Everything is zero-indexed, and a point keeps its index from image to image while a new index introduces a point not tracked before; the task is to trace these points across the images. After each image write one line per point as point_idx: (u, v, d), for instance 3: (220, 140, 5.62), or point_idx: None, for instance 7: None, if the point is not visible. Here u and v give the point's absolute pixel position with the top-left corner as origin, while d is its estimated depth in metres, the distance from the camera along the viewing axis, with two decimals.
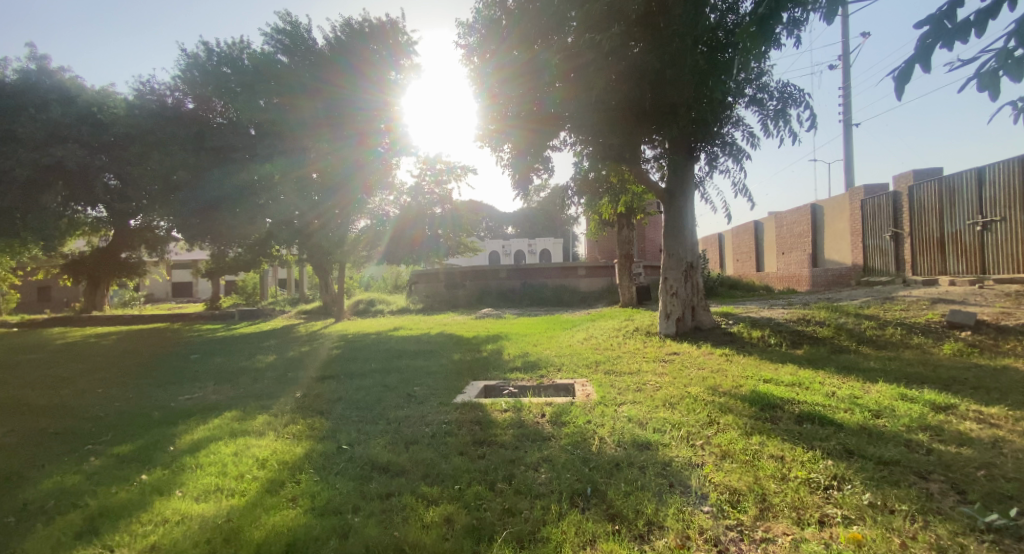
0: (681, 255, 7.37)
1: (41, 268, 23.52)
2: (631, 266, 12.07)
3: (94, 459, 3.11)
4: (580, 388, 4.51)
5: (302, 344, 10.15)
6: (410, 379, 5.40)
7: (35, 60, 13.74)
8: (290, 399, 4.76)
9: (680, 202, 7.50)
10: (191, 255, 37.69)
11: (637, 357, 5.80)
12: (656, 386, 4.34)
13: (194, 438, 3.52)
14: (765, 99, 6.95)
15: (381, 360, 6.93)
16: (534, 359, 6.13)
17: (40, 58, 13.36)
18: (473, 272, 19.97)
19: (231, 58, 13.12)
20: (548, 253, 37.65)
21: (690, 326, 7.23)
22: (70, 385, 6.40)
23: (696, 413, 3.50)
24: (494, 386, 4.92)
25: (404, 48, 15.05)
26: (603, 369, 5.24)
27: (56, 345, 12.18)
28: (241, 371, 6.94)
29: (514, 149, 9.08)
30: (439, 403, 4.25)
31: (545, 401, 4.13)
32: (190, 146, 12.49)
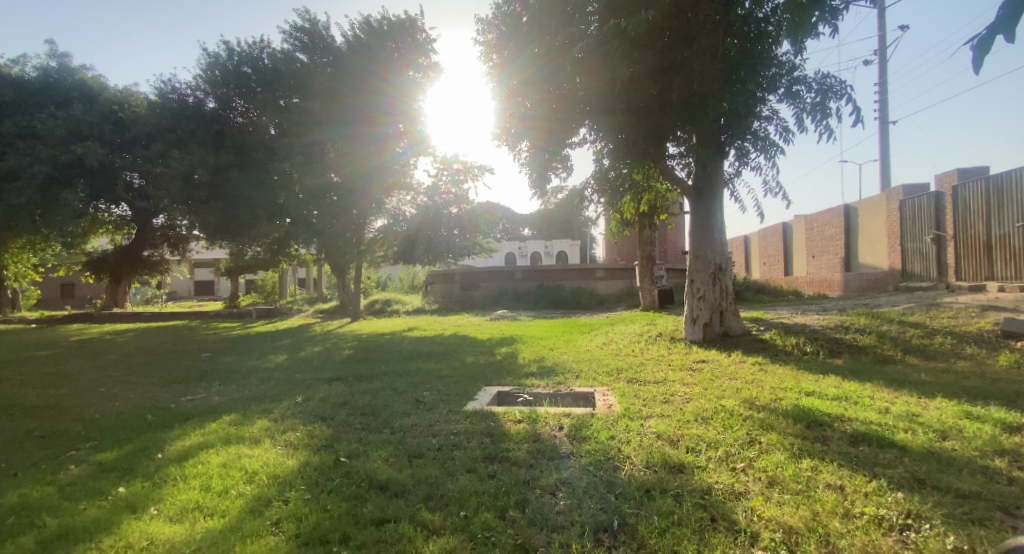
0: (709, 256, 6.94)
1: (68, 265, 24.12)
2: (652, 268, 11.63)
3: (72, 471, 2.92)
4: (600, 397, 4.16)
5: (314, 344, 9.99)
6: (420, 383, 5.12)
7: (61, 59, 13.96)
8: (294, 402, 4.53)
9: (708, 201, 7.10)
10: (213, 254, 38.36)
11: (661, 364, 5.44)
12: (686, 398, 3.97)
13: (183, 446, 3.32)
14: (801, 90, 6.48)
15: (391, 362, 6.68)
16: (549, 364, 5.80)
17: (65, 58, 13.57)
18: (489, 273, 19.69)
19: (252, 57, 13.36)
20: (565, 255, 37.18)
21: (717, 332, 6.81)
22: (79, 383, 6.35)
23: (733, 430, 3.12)
24: (507, 393, 4.60)
25: (422, 46, 14.71)
26: (625, 377, 4.88)
27: (74, 341, 12.30)
28: (249, 371, 6.78)
29: (532, 149, 8.76)
30: (448, 411, 3.95)
31: (563, 411, 3.79)
32: (209, 145, 12.53)
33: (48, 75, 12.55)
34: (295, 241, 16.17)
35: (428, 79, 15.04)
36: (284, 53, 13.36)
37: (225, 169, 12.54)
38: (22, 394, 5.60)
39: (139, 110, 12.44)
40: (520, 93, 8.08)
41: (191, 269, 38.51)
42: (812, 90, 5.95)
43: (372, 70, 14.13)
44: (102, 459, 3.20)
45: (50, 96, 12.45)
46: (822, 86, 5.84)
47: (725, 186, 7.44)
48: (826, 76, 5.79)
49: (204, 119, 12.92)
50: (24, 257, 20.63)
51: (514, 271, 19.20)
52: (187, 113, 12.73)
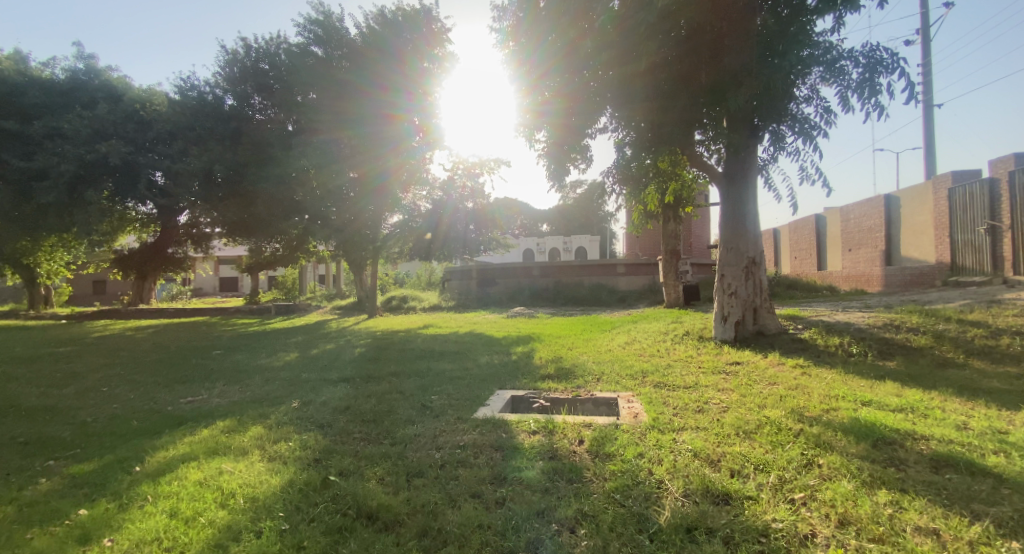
0: (742, 250, 6.41)
1: (96, 262, 24.63)
2: (677, 263, 11.07)
3: (43, 487, 2.72)
4: (625, 404, 3.74)
5: (327, 341, 9.75)
6: (430, 385, 4.76)
7: (87, 59, 14.12)
8: (296, 405, 4.24)
9: (739, 189, 6.57)
10: (237, 250, 38.98)
11: (690, 366, 4.96)
12: (725, 407, 3.51)
13: (165, 458, 3.07)
14: (845, 67, 5.85)
15: (401, 362, 6.35)
16: (568, 365, 5.39)
17: (91, 58, 13.68)
18: (506, 269, 19.31)
19: (269, 54, 13.20)
20: (584, 250, 36.67)
21: (750, 331, 6.30)
22: (87, 383, 6.19)
23: (785, 448, 2.66)
24: (522, 398, 4.21)
25: (438, 37, 14.39)
26: (650, 380, 4.45)
27: (94, 338, 12.36)
28: (258, 370, 6.55)
29: (551, 138, 8.31)
30: (456, 419, 3.57)
31: (583, 421, 3.39)
32: (227, 141, 12.48)
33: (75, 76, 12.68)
34: (311, 237, 16.02)
35: (444, 71, 14.75)
36: (299, 47, 13.13)
37: (243, 165, 12.46)
38: (26, 395, 5.44)
39: (160, 108, 12.44)
40: (539, 78, 7.69)
41: (216, 266, 39.17)
42: (859, 65, 5.33)
43: (389, 63, 13.79)
44: (76, 472, 3.00)
45: (75, 96, 12.49)
46: (870, 60, 5.21)
47: (759, 174, 6.87)
48: (875, 48, 5.16)
49: (223, 116, 12.75)
50: (56, 255, 21.12)
51: (532, 267, 18.79)
52: (206, 111, 12.53)
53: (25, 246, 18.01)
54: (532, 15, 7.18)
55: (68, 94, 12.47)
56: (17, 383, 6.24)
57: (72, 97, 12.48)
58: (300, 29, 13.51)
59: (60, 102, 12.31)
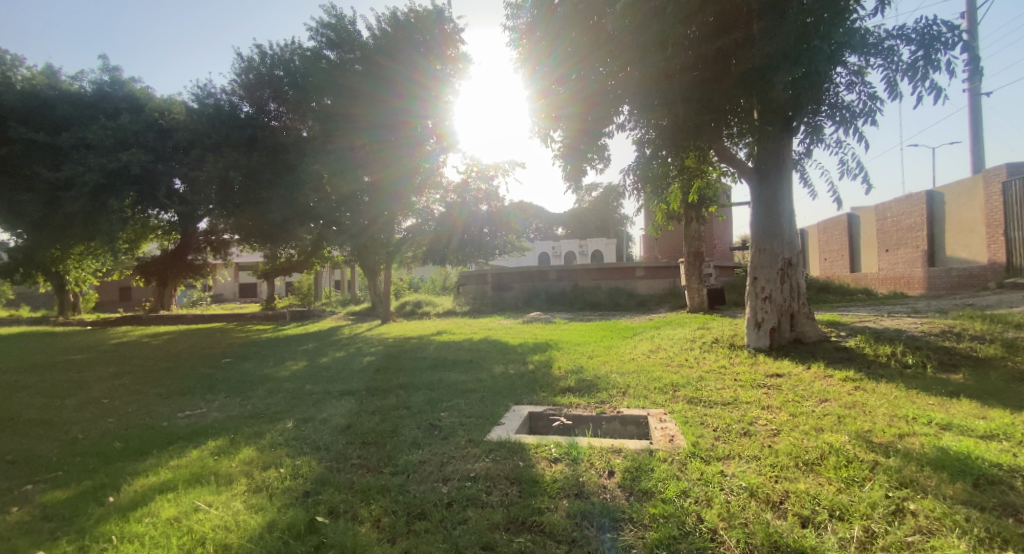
0: (777, 251, 5.89)
1: (121, 269, 25.02)
2: (701, 266, 10.51)
3: (10, 514, 2.41)
4: (657, 425, 3.30)
5: (337, 348, 9.46)
6: (439, 400, 4.38)
7: (110, 70, 14.36)
8: (297, 422, 3.91)
9: (772, 185, 6.08)
10: (255, 256, 39.51)
11: (725, 379, 4.47)
12: (775, 431, 3.05)
13: (143, 486, 2.70)
14: (892, 48, 5.36)
15: (412, 372, 5.99)
16: (589, 377, 4.93)
17: (114, 69, 13.86)
18: (522, 273, 18.91)
19: (284, 61, 13.22)
20: (601, 253, 36.11)
21: (787, 339, 5.77)
22: (92, 393, 5.98)
23: (862, 489, 2.22)
24: (540, 416, 3.80)
25: (451, 38, 13.86)
26: (682, 395, 3.99)
27: (109, 345, 12.30)
28: (264, 381, 6.26)
29: (566, 138, 8.05)
30: (466, 441, 3.18)
31: (610, 445, 2.96)
32: (242, 147, 12.45)
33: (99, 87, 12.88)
34: (326, 243, 15.88)
35: (458, 73, 14.40)
36: (312, 52, 13.03)
37: (258, 171, 12.43)
38: (28, 406, 5.23)
39: (179, 116, 12.51)
40: (550, 77, 7.42)
41: (236, 271, 39.65)
42: (911, 43, 4.84)
43: (404, 67, 13.51)
44: (49, 500, 2.53)
45: (100, 106, 12.62)
46: (925, 37, 4.73)
47: (793, 169, 6.36)
48: (930, 23, 4.68)
49: (239, 122, 12.76)
50: (83, 263, 21.49)
51: (547, 271, 18.34)
52: (222, 118, 12.53)
53: (52, 254, 18.29)
54: (543, 10, 6.86)
55: (91, 104, 12.62)
56: (22, 393, 6.05)
57: (95, 107, 12.60)
58: (313, 33, 13.38)
59: (83, 111, 12.43)
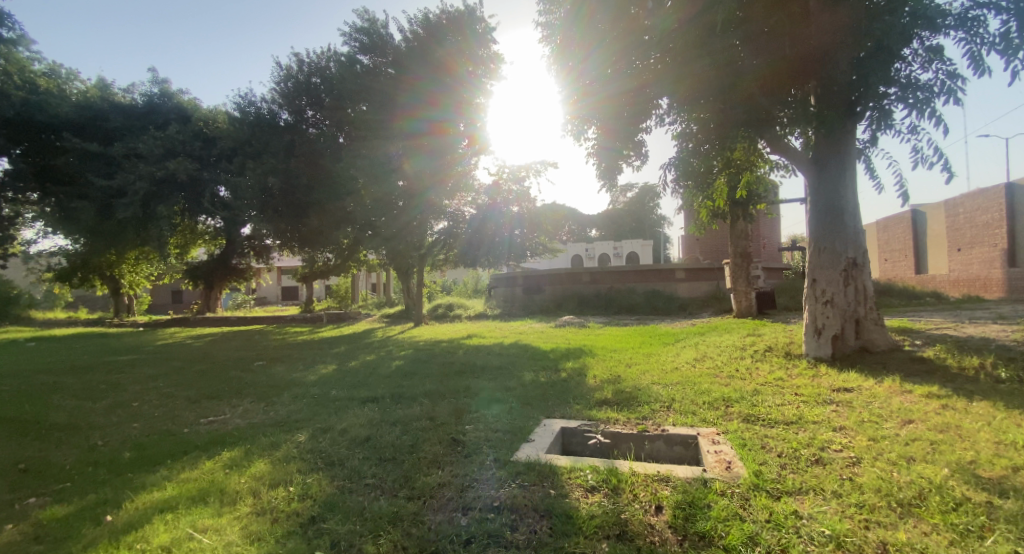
0: (839, 249, 5.28)
1: (171, 273, 26.21)
2: (749, 267, 9.84)
3: (4, 530, 2.35)
4: (709, 449, 2.88)
5: (367, 352, 9.35)
6: (465, 411, 4.08)
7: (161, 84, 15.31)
8: (316, 432, 3.70)
9: (833, 177, 5.45)
10: (295, 259, 40.78)
11: (784, 393, 3.96)
12: (856, 460, 2.57)
13: (142, 505, 2.55)
14: (977, 18, 4.69)
15: (440, 379, 5.73)
16: (629, 389, 4.51)
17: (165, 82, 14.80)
18: (556, 276, 18.49)
19: (320, 68, 13.52)
20: (637, 255, 35.32)
21: (852, 348, 5.16)
22: (123, 396, 6.01)
23: (986, 544, 1.76)
24: (573, 432, 3.44)
25: (482, 38, 13.65)
26: (737, 412, 3.53)
27: (152, 347, 12.71)
28: (291, 385, 6.14)
29: (600, 136, 7.79)
30: (492, 461, 2.86)
31: (656, 471, 2.57)
32: (280, 153, 12.70)
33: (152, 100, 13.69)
34: (360, 246, 16.00)
35: (488, 75, 14.15)
36: (346, 57, 13.13)
37: (295, 176, 12.74)
38: (62, 409, 5.29)
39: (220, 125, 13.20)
40: (583, 76, 7.14)
41: (278, 274, 41.10)
42: (1005, 10, 4.19)
43: (435, 71, 13.39)
44: (47, 516, 2.51)
45: (151, 117, 13.59)
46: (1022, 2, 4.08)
47: (857, 160, 5.73)
48: None
49: (278, 129, 13.17)
50: (137, 267, 22.62)
51: (581, 273, 17.85)
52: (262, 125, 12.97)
53: (107, 258, 19.27)
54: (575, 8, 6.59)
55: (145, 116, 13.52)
56: (58, 396, 6.14)
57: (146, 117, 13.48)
58: (347, 37, 13.48)
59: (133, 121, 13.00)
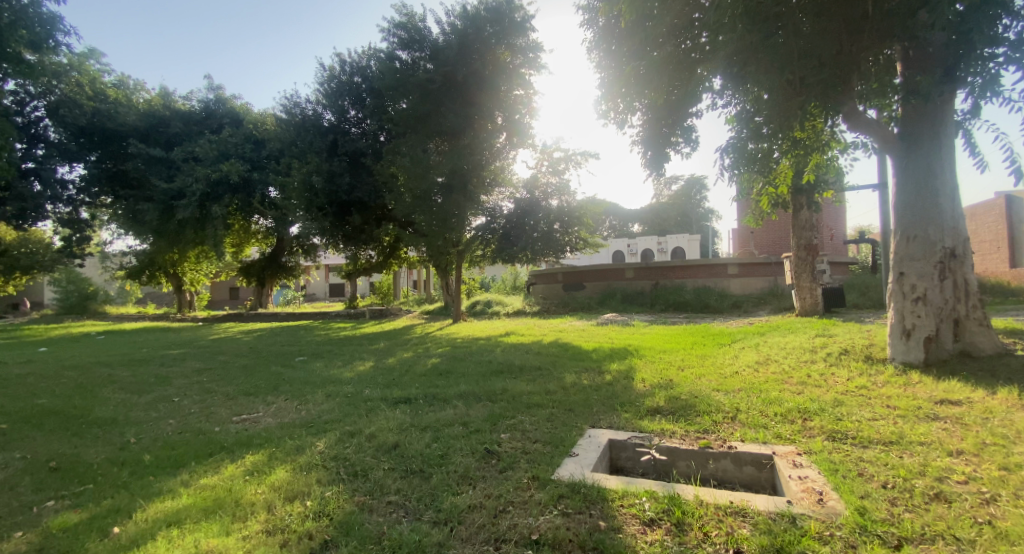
0: (933, 238, 4.55)
1: (226, 271, 27.56)
2: (816, 262, 8.95)
3: (12, 540, 2.26)
4: (791, 474, 2.41)
5: (404, 349, 9.23)
6: (501, 416, 3.75)
7: (215, 90, 16.39)
8: (341, 436, 3.47)
9: (927, 154, 4.69)
10: (342, 258, 42.12)
11: (873, 406, 3.37)
12: (991, 499, 2.02)
13: (151, 517, 2.38)
14: None
15: (476, 379, 5.44)
16: (684, 395, 4.03)
17: (219, 86, 16.44)
18: (597, 272, 17.88)
19: (361, 67, 14.26)
20: (682, 250, 34.07)
21: (950, 352, 4.45)
22: (167, 390, 6.12)
23: None
24: (622, 445, 3.03)
25: (522, 26, 12.59)
26: (818, 428, 3.02)
27: (204, 341, 13.18)
28: (326, 382, 6.05)
29: (645, 122, 7.37)
30: (530, 479, 2.50)
31: (727, 500, 2.13)
32: (324, 153, 13.78)
33: (208, 107, 16.10)
34: (400, 243, 15.97)
35: (525, 64, 13.06)
36: (386, 54, 13.29)
37: (338, 175, 13.66)
38: (108, 402, 5.42)
39: (269, 128, 15.56)
40: (628, 56, 6.77)
41: (326, 272, 42.68)
42: None
43: (472, 60, 12.47)
44: (58, 524, 2.40)
45: (207, 123, 16.05)
46: None
47: (956, 134, 4.93)
48: None
49: (322, 130, 14.17)
50: (196, 265, 23.92)
51: (624, 270, 17.17)
52: (307, 125, 14.24)
53: (167, 257, 20.39)
54: None
55: (202, 121, 15.98)
56: (112, 389, 6.35)
57: (207, 121, 16.09)
58: (386, 34, 13.54)
59: None
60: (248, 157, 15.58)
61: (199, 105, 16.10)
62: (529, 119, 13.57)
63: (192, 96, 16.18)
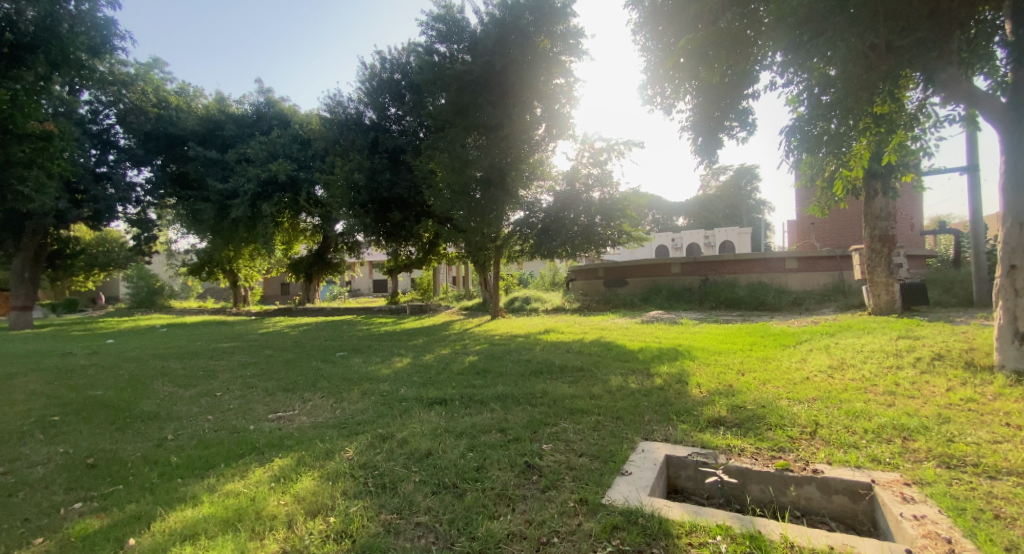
0: None
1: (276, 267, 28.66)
2: (891, 255, 8.08)
3: (33, 547, 2.17)
4: (903, 512, 1.96)
5: (443, 345, 9.08)
6: (544, 422, 3.44)
7: (266, 93, 16.93)
8: (372, 441, 3.25)
9: None
10: (384, 254, 42.94)
11: (991, 425, 2.83)
12: None
13: (166, 529, 2.20)
14: None
15: (516, 380, 5.15)
16: (751, 404, 3.58)
17: (269, 90, 16.96)
18: (641, 267, 17.17)
19: (401, 64, 14.24)
20: (731, 244, 32.39)
21: None
22: (212, 384, 6.19)
23: None
24: (682, 462, 2.65)
25: (564, 11, 11.96)
26: (926, 451, 2.53)
27: (253, 335, 13.61)
28: (364, 380, 5.95)
29: (697, 106, 6.86)
30: (579, 502, 2.18)
31: (825, 546, 1.72)
32: (365, 151, 13.88)
33: (258, 109, 16.65)
34: (439, 239, 15.89)
35: (566, 51, 12.44)
36: (425, 48, 13.15)
37: (379, 172, 13.72)
38: (156, 396, 5.52)
39: (314, 128, 15.88)
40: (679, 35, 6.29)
41: (370, 268, 43.67)
42: None
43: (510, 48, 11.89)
44: (77, 532, 2.26)
45: (258, 124, 16.58)
46: None
47: None
48: None
49: (363, 128, 14.29)
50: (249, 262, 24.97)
51: (670, 265, 16.38)
52: (349, 123, 14.40)
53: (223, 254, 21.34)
54: None
55: (253, 124, 16.53)
56: (162, 381, 6.51)
57: (258, 123, 16.62)
58: (425, 28, 13.40)
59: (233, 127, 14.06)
60: (294, 157, 15.95)
61: (251, 108, 16.69)
62: (570, 109, 13.03)
63: (245, 100, 16.81)
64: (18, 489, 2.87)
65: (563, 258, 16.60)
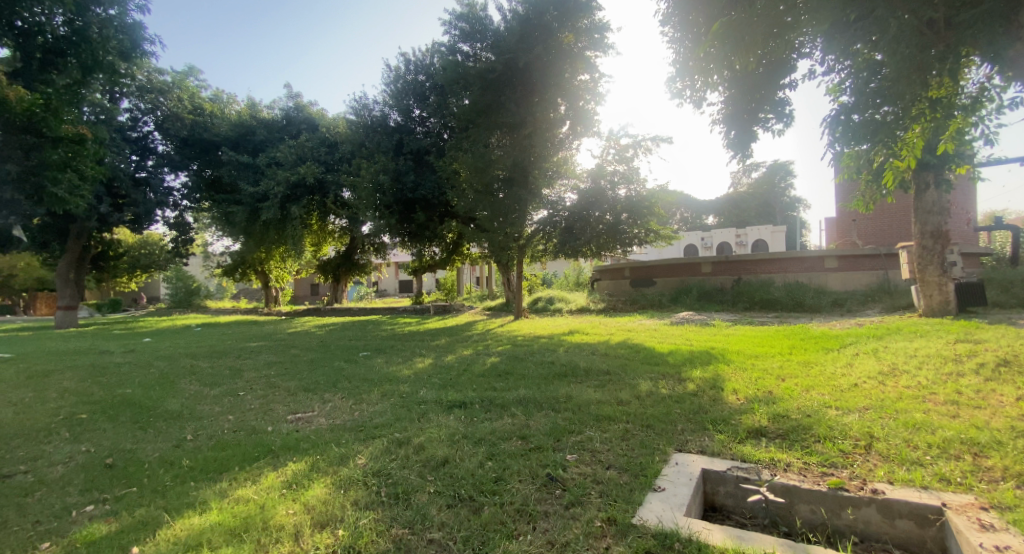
0: None
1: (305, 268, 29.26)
2: (942, 253, 7.54)
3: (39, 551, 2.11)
4: (985, 543, 1.68)
5: (465, 346, 8.95)
6: (568, 429, 3.24)
7: (294, 98, 17.25)
8: (387, 446, 3.12)
9: None
10: (409, 254, 43.29)
11: None
12: None
13: (169, 538, 2.11)
14: None
15: (540, 382, 4.97)
16: (794, 413, 3.30)
17: (298, 94, 17.28)
18: (669, 267, 16.70)
19: (425, 65, 14.25)
20: (764, 243, 31.27)
21: None
22: (237, 383, 6.24)
23: None
24: (720, 477, 2.41)
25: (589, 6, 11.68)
26: (1004, 471, 2.23)
27: (281, 334, 13.83)
28: (385, 381, 5.86)
29: (731, 97, 6.54)
30: (605, 521, 1.98)
31: None
32: (390, 152, 13.94)
33: (288, 114, 16.98)
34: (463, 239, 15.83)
35: (590, 46, 12.16)
36: (448, 48, 13.11)
37: (404, 173, 13.76)
38: (182, 394, 5.58)
39: (340, 131, 16.08)
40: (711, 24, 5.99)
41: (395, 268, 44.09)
42: None
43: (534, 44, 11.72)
44: (84, 537, 2.20)
45: (287, 128, 16.90)
46: None
47: None
48: None
49: (388, 129, 14.36)
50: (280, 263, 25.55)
51: (699, 264, 15.87)
52: (374, 125, 14.50)
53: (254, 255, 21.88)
54: None
55: (282, 128, 16.86)
56: (190, 380, 6.60)
57: (287, 127, 16.94)
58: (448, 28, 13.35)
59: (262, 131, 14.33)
60: (321, 160, 16.17)
61: (281, 113, 17.02)
62: (595, 105, 12.74)
63: (274, 105, 17.18)
64: (36, 488, 2.85)
65: (588, 258, 16.30)
